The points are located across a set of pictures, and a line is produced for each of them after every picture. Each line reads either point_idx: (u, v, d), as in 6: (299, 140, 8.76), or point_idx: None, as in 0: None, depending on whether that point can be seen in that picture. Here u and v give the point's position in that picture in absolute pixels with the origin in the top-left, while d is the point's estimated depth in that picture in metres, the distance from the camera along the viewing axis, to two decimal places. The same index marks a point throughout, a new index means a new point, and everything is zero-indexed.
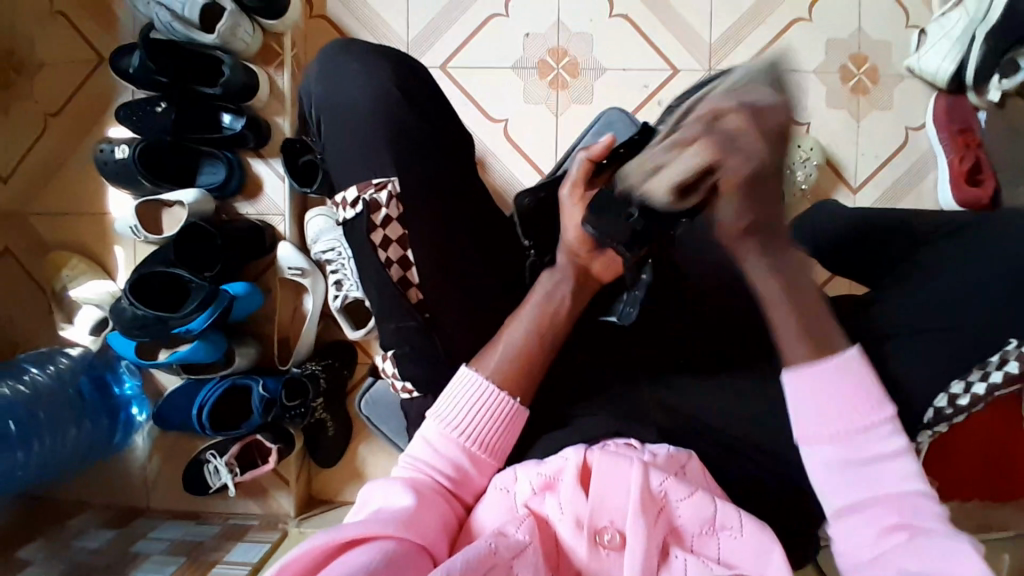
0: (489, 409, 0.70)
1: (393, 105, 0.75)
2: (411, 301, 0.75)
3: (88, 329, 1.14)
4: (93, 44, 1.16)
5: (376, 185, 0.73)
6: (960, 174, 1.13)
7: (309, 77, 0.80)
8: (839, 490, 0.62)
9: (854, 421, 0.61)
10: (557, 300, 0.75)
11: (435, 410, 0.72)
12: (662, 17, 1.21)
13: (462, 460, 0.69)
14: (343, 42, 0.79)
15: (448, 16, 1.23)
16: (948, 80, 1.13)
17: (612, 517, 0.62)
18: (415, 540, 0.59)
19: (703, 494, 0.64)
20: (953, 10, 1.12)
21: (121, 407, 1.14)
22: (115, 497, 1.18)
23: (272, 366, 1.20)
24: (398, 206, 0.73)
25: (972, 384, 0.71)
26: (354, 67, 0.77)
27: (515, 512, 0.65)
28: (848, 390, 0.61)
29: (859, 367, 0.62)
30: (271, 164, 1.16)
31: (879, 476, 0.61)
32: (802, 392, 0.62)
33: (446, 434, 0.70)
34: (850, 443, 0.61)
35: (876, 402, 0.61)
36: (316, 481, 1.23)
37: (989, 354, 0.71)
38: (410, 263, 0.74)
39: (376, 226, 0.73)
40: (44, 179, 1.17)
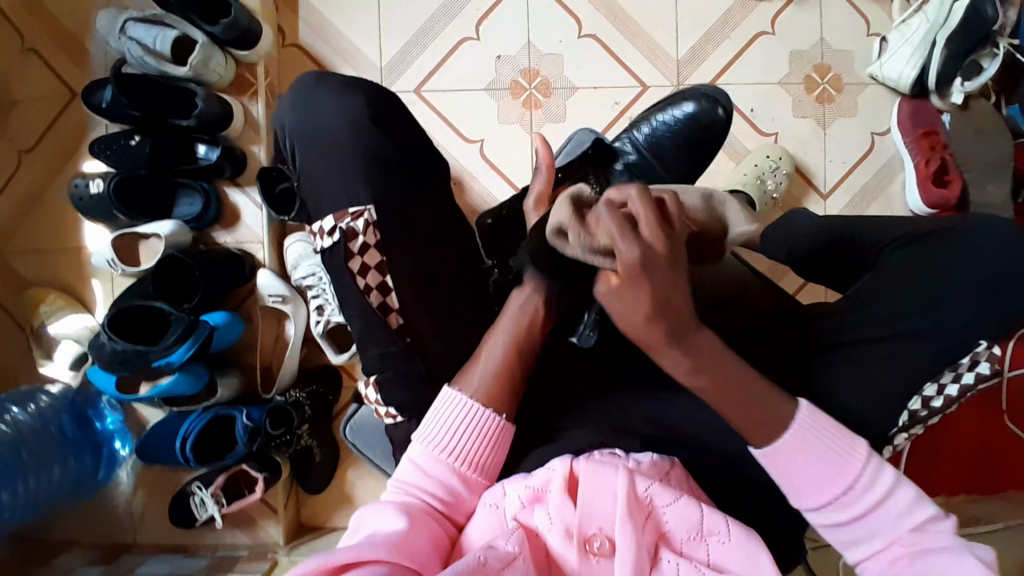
0: (477, 426, 0.70)
1: (368, 130, 0.76)
2: (391, 326, 0.75)
3: (67, 365, 1.13)
4: (65, 79, 1.16)
5: (353, 214, 0.74)
6: (927, 176, 1.16)
7: (282, 107, 0.81)
8: (857, 540, 0.61)
9: (839, 476, 0.60)
10: (533, 315, 0.75)
11: (422, 430, 0.72)
12: (630, 35, 1.24)
13: (452, 480, 0.69)
14: (314, 72, 0.80)
15: (419, 42, 1.25)
16: (910, 85, 1.17)
17: (600, 525, 0.63)
18: (407, 562, 0.58)
19: (687, 499, 0.65)
20: (914, 16, 1.16)
21: (103, 442, 1.12)
22: (101, 533, 1.16)
23: (256, 395, 1.19)
24: (375, 234, 0.74)
25: (945, 385, 0.75)
26: (325, 96, 0.77)
27: (504, 525, 0.65)
28: (817, 444, 0.61)
29: (819, 427, 0.61)
30: (248, 193, 1.17)
31: (879, 522, 0.60)
32: (784, 464, 0.61)
33: (434, 455, 0.69)
34: (845, 503, 0.60)
35: (845, 456, 0.61)
36: (305, 508, 1.23)
37: (961, 358, 0.74)
38: (390, 288, 0.75)
39: (353, 253, 0.74)
40: (21, 216, 1.17)
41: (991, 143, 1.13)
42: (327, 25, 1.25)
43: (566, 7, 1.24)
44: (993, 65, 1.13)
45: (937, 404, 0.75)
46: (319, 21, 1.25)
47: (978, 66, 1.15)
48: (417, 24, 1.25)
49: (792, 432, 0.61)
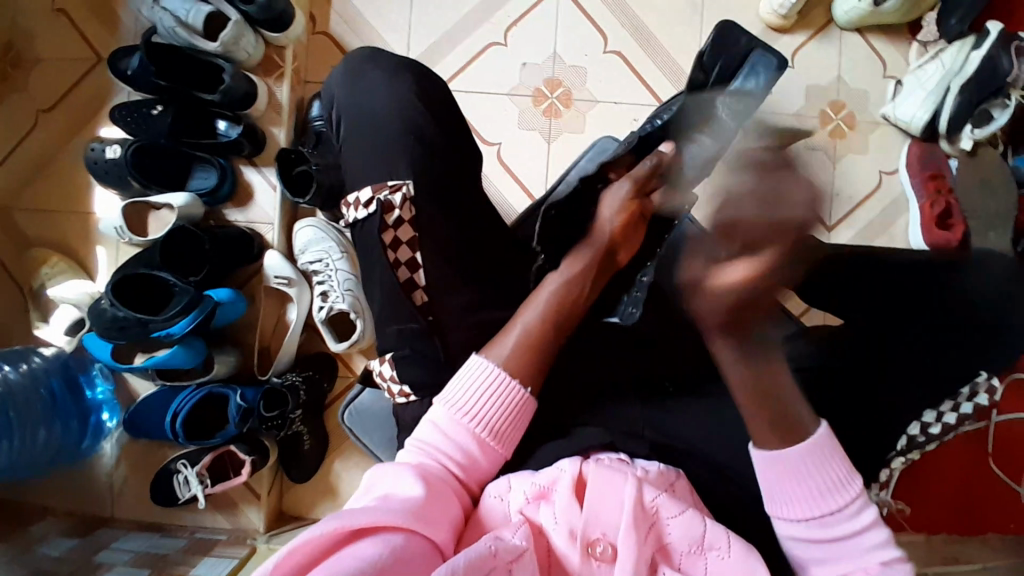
0: (502, 395, 0.70)
1: (402, 113, 0.77)
2: (415, 303, 0.75)
3: (64, 330, 1.11)
4: (92, 43, 1.16)
5: (392, 186, 0.75)
6: (931, 218, 1.19)
7: (334, 79, 0.82)
8: (804, 545, 0.63)
9: (824, 501, 0.61)
10: (573, 292, 0.77)
11: (444, 394, 0.71)
12: (653, 56, 1.26)
13: (471, 447, 0.68)
14: (370, 51, 0.81)
15: (448, 41, 1.27)
16: (921, 128, 1.21)
17: (604, 530, 0.63)
18: (422, 531, 0.58)
19: (693, 512, 0.65)
20: (928, 62, 1.20)
21: (92, 411, 1.10)
22: (80, 502, 1.13)
23: (250, 377, 1.17)
24: (410, 209, 0.75)
25: (944, 412, 0.81)
26: (384, 75, 0.79)
27: (509, 519, 0.65)
28: (816, 472, 0.61)
29: (824, 452, 0.61)
30: (263, 173, 1.17)
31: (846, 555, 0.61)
32: (769, 472, 0.62)
33: (456, 419, 0.68)
34: (823, 524, 0.62)
35: (838, 484, 0.61)
36: (288, 497, 1.20)
37: (963, 386, 0.79)
38: (418, 265, 0.75)
39: (388, 225, 0.74)
40: (32, 174, 1.15)
41: (995, 193, 1.17)
42: (358, 17, 1.26)
43: (593, 22, 1.26)
44: (1004, 114, 1.15)
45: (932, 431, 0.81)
46: (350, 12, 1.26)
47: (989, 115, 1.17)
48: (447, 25, 1.27)
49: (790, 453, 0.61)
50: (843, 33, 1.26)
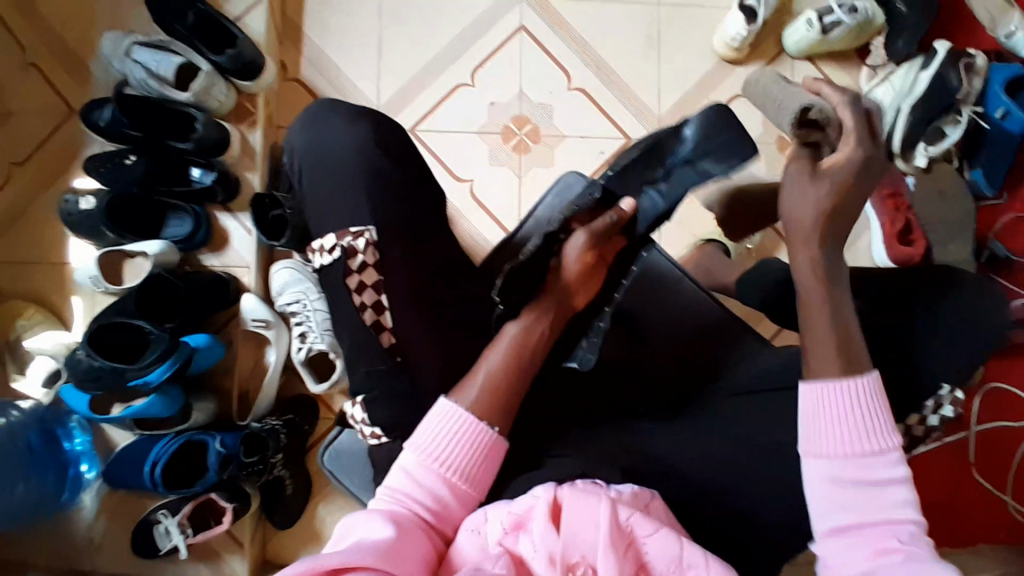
0: (468, 438, 0.71)
1: (366, 150, 0.79)
2: (383, 345, 0.76)
3: (40, 382, 1.10)
4: (65, 97, 1.18)
5: (355, 232, 0.76)
6: (893, 234, 1.22)
7: (292, 128, 0.84)
8: (832, 447, 0.64)
9: (864, 442, 0.63)
10: (533, 336, 0.77)
11: (412, 439, 0.72)
12: (615, 90, 1.31)
13: (442, 491, 0.69)
14: (331, 97, 0.84)
15: (418, 83, 1.30)
16: (877, 147, 1.26)
17: (583, 553, 0.63)
18: (392, 573, 0.59)
19: (665, 529, 0.66)
20: (880, 85, 1.27)
21: (69, 463, 1.09)
22: (59, 559, 1.11)
23: (230, 422, 1.17)
24: (374, 253, 0.76)
25: (916, 423, 0.84)
26: (342, 122, 0.81)
27: (487, 551, 0.65)
28: (857, 412, 0.64)
29: (869, 398, 0.64)
30: (239, 219, 1.19)
31: (877, 500, 0.62)
32: (815, 407, 0.65)
33: (424, 463, 0.70)
34: (853, 467, 0.63)
35: (876, 434, 0.64)
36: (271, 543, 1.18)
37: (926, 398, 0.81)
38: (384, 308, 0.76)
39: (352, 271, 0.76)
40: (3, 227, 1.16)
41: (954, 208, 1.23)
42: (328, 63, 1.30)
43: (557, 61, 1.31)
44: (955, 131, 1.22)
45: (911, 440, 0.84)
46: (321, 59, 1.30)
47: (942, 132, 1.23)
48: (415, 67, 1.31)
49: (844, 386, 0.64)
50: (795, 61, 1.32)
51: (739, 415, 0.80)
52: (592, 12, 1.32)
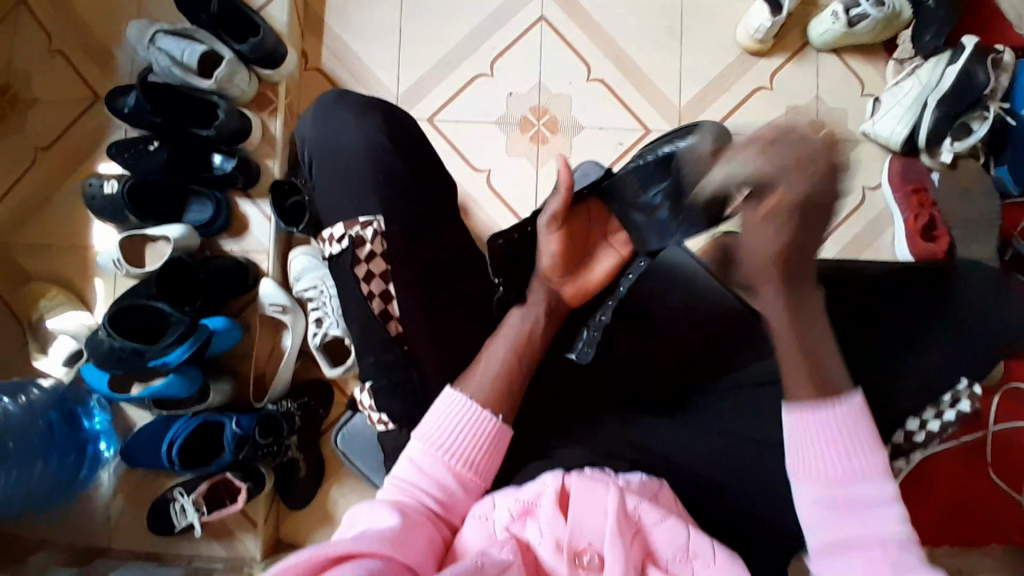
0: (473, 427, 0.72)
1: (378, 137, 0.80)
2: (390, 333, 0.77)
3: (63, 361, 1.13)
4: (91, 84, 1.20)
5: (363, 223, 0.77)
6: (916, 230, 1.21)
7: (305, 119, 0.84)
8: (817, 464, 0.65)
9: (851, 462, 0.65)
10: (533, 333, 0.78)
11: (419, 430, 0.73)
12: (634, 82, 1.30)
13: (449, 481, 0.70)
14: (339, 90, 0.84)
15: (437, 74, 1.31)
16: (902, 142, 1.24)
17: (591, 539, 0.63)
18: (401, 559, 0.60)
19: (675, 520, 0.65)
20: (905, 79, 1.23)
21: (89, 441, 1.11)
22: (78, 533, 1.14)
23: (246, 405, 1.19)
24: (382, 243, 0.77)
25: (928, 421, 0.82)
26: (352, 114, 0.81)
27: (494, 537, 0.65)
28: (842, 434, 0.65)
29: (858, 421, 0.65)
30: (258, 205, 1.20)
31: (864, 517, 0.64)
32: (801, 431, 0.66)
33: (431, 452, 0.71)
34: (840, 490, 0.64)
35: (864, 450, 0.65)
36: (284, 524, 1.20)
37: (944, 394, 0.82)
38: (391, 296, 0.77)
39: (360, 260, 0.76)
40: (31, 210, 1.19)
41: (981, 205, 1.21)
42: (349, 53, 1.31)
43: (576, 52, 1.31)
44: (982, 127, 1.18)
45: (921, 438, 0.83)
46: (342, 49, 1.31)
47: (968, 128, 1.20)
48: (435, 58, 1.31)
49: (830, 411, 0.65)
50: (819, 54, 1.30)
51: (749, 406, 0.79)
52: (613, 4, 1.31)
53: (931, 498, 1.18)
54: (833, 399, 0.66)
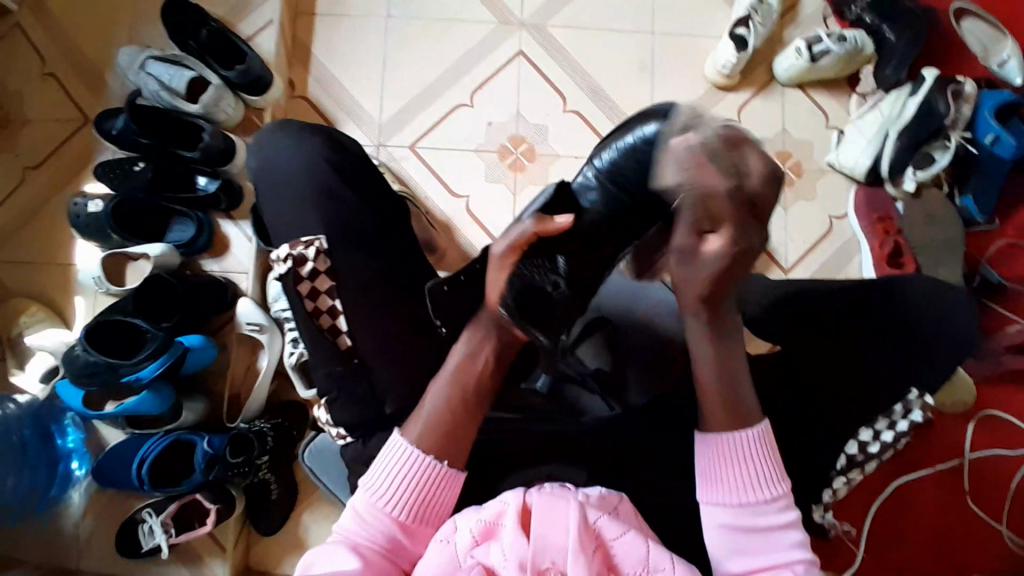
0: (416, 476, 0.71)
1: (321, 165, 0.88)
2: (340, 347, 0.83)
3: (37, 376, 1.13)
4: (82, 108, 1.24)
5: (306, 242, 0.84)
6: (883, 257, 1.25)
7: (257, 150, 0.91)
8: (722, 486, 0.71)
9: (759, 491, 0.70)
10: (477, 363, 0.73)
11: (366, 479, 0.73)
12: (610, 113, 1.35)
13: (392, 529, 0.70)
14: (284, 119, 0.93)
15: (419, 103, 1.35)
16: (864, 174, 1.29)
17: (554, 559, 0.63)
18: None
19: (635, 535, 0.66)
20: (868, 112, 1.30)
21: (59, 460, 1.11)
22: (43, 556, 1.11)
23: (221, 425, 1.18)
24: (324, 260, 0.84)
25: (881, 432, 0.83)
26: (293, 138, 0.90)
27: (458, 561, 0.65)
28: (752, 463, 0.71)
29: (764, 447, 0.71)
30: (240, 226, 1.23)
31: (770, 544, 0.69)
32: (712, 457, 0.72)
33: (375, 505, 0.71)
34: (744, 514, 0.70)
35: (770, 479, 0.70)
36: (254, 550, 1.18)
37: (895, 404, 0.84)
38: (338, 312, 0.84)
39: (303, 278, 0.83)
40: (14, 229, 1.20)
41: (944, 233, 1.25)
42: (334, 83, 1.36)
43: (552, 84, 1.36)
44: (944, 155, 1.23)
45: (874, 451, 0.83)
46: (328, 80, 1.36)
47: (931, 158, 1.25)
48: (416, 89, 1.36)
49: (738, 435, 0.71)
50: (786, 89, 1.36)
51: None
52: (588, 40, 1.38)
53: (903, 526, 1.19)
54: (747, 428, 0.71)
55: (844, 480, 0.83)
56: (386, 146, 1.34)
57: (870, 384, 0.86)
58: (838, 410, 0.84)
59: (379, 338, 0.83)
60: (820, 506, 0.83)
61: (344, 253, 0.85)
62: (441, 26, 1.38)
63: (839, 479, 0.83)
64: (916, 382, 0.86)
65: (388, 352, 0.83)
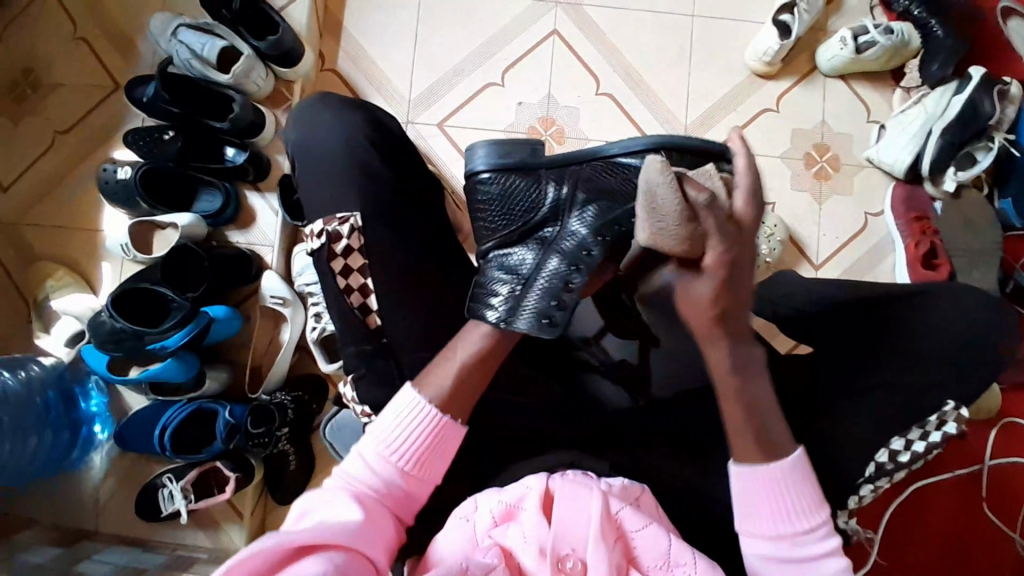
0: (429, 430, 0.69)
1: (354, 145, 0.87)
2: (369, 326, 0.82)
3: (64, 340, 1.14)
4: (111, 73, 1.23)
5: (341, 219, 0.83)
6: (918, 257, 1.22)
7: (295, 127, 0.90)
8: (761, 519, 0.69)
9: (799, 522, 0.68)
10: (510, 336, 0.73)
11: (375, 426, 0.70)
12: (644, 99, 1.32)
13: (398, 480, 0.68)
14: (324, 93, 0.91)
15: (449, 80, 1.33)
16: (905, 170, 1.25)
17: (574, 545, 0.63)
18: (363, 553, 0.61)
19: (657, 527, 0.66)
20: (911, 108, 1.25)
21: (82, 423, 1.12)
22: (64, 516, 1.13)
23: (242, 395, 1.20)
24: (359, 238, 0.83)
25: (913, 441, 0.81)
26: (327, 115, 0.89)
27: (476, 543, 0.65)
28: (790, 491, 0.69)
29: (801, 477, 0.69)
30: (266, 199, 1.23)
31: (813, 573, 0.68)
32: (748, 488, 0.69)
33: (384, 455, 0.68)
34: (787, 544, 0.68)
35: (809, 508, 0.69)
36: (271, 518, 1.20)
37: (929, 414, 0.82)
38: (369, 291, 0.82)
39: (336, 254, 0.82)
40: (42, 193, 1.21)
41: (982, 237, 1.21)
42: (363, 57, 1.34)
43: (586, 66, 1.33)
44: (987, 157, 1.20)
45: (904, 460, 0.81)
46: (358, 53, 1.34)
47: (973, 158, 1.22)
48: (447, 66, 1.34)
49: (771, 466, 0.68)
50: (827, 80, 1.32)
51: None
52: (625, 22, 1.34)
53: (921, 530, 1.18)
54: (776, 457, 0.69)
55: (872, 486, 0.82)
56: (414, 124, 1.32)
57: (901, 392, 0.84)
58: (863, 417, 0.83)
59: (404, 323, 0.82)
60: (845, 512, 0.83)
61: (371, 235, 0.84)
62: (475, 2, 1.35)
63: (866, 485, 0.81)
64: (951, 393, 0.83)
65: (412, 336, 0.82)
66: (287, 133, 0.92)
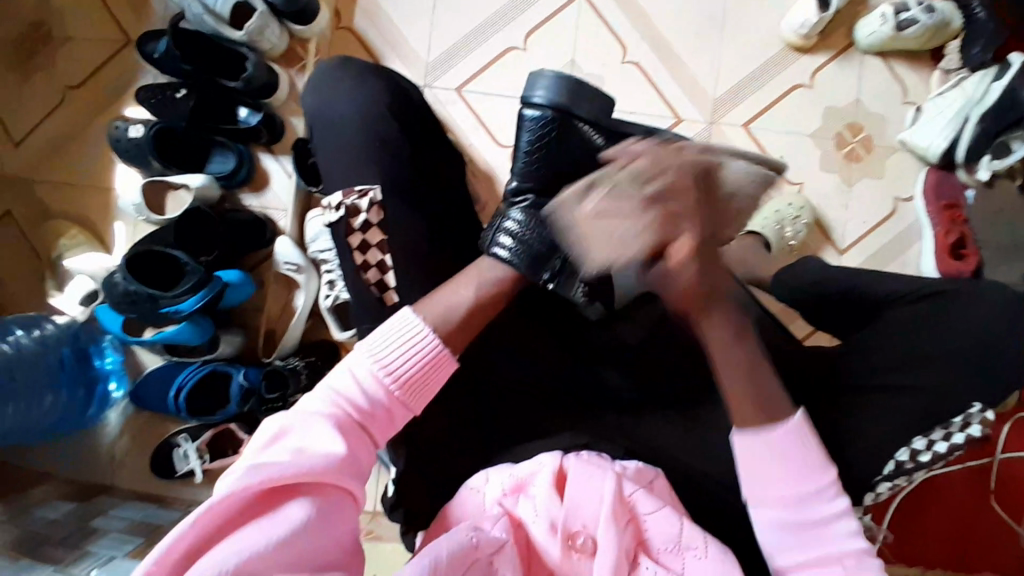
0: (421, 359, 0.67)
1: (370, 121, 0.84)
2: (385, 303, 0.79)
3: (79, 299, 1.12)
4: (121, 25, 1.20)
5: (359, 192, 0.81)
6: (945, 247, 1.18)
7: (311, 91, 0.87)
8: (767, 481, 0.65)
9: (806, 483, 0.64)
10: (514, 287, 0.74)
11: (368, 341, 0.67)
12: (672, 69, 1.27)
13: (388, 400, 0.66)
14: (345, 57, 0.88)
15: (470, 42, 1.28)
16: (939, 155, 1.20)
17: (585, 522, 0.64)
18: (344, 485, 0.61)
19: (670, 510, 0.65)
20: (950, 90, 1.19)
21: (98, 381, 1.14)
22: (83, 469, 1.17)
23: (255, 358, 1.20)
24: (377, 213, 0.81)
25: (935, 441, 0.80)
26: (343, 86, 0.86)
27: (486, 511, 0.66)
28: (793, 455, 0.64)
29: (806, 437, 0.65)
30: (281, 162, 1.20)
31: (823, 537, 0.64)
32: (753, 453, 0.65)
33: (374, 373, 0.65)
34: (797, 508, 0.64)
35: (815, 470, 0.64)
36: None
37: (953, 415, 0.80)
38: (388, 267, 0.79)
39: (354, 230, 0.80)
40: (56, 149, 1.20)
41: None
42: (381, 14, 1.29)
43: (612, 31, 1.28)
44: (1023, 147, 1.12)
45: (925, 460, 0.80)
46: (376, 10, 1.29)
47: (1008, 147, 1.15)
48: (467, 27, 1.29)
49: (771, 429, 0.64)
50: (864, 56, 1.26)
51: None
52: None
53: (930, 519, 1.18)
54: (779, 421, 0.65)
55: (890, 483, 0.80)
56: (433, 87, 1.28)
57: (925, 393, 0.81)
58: (882, 420, 0.81)
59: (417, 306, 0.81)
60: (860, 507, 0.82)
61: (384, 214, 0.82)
62: None
63: (884, 483, 0.80)
64: (977, 395, 0.80)
65: None
66: (304, 95, 0.88)
